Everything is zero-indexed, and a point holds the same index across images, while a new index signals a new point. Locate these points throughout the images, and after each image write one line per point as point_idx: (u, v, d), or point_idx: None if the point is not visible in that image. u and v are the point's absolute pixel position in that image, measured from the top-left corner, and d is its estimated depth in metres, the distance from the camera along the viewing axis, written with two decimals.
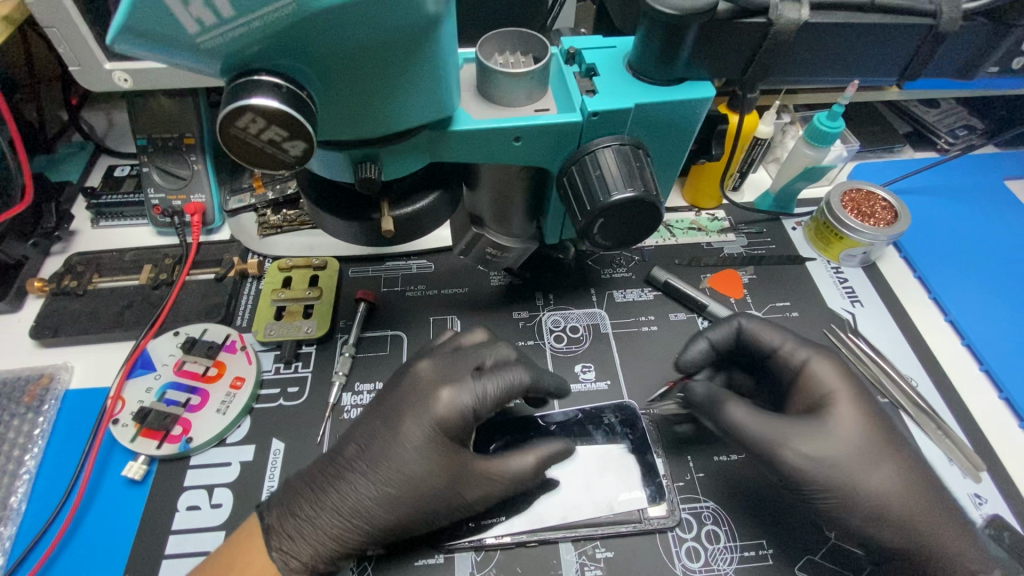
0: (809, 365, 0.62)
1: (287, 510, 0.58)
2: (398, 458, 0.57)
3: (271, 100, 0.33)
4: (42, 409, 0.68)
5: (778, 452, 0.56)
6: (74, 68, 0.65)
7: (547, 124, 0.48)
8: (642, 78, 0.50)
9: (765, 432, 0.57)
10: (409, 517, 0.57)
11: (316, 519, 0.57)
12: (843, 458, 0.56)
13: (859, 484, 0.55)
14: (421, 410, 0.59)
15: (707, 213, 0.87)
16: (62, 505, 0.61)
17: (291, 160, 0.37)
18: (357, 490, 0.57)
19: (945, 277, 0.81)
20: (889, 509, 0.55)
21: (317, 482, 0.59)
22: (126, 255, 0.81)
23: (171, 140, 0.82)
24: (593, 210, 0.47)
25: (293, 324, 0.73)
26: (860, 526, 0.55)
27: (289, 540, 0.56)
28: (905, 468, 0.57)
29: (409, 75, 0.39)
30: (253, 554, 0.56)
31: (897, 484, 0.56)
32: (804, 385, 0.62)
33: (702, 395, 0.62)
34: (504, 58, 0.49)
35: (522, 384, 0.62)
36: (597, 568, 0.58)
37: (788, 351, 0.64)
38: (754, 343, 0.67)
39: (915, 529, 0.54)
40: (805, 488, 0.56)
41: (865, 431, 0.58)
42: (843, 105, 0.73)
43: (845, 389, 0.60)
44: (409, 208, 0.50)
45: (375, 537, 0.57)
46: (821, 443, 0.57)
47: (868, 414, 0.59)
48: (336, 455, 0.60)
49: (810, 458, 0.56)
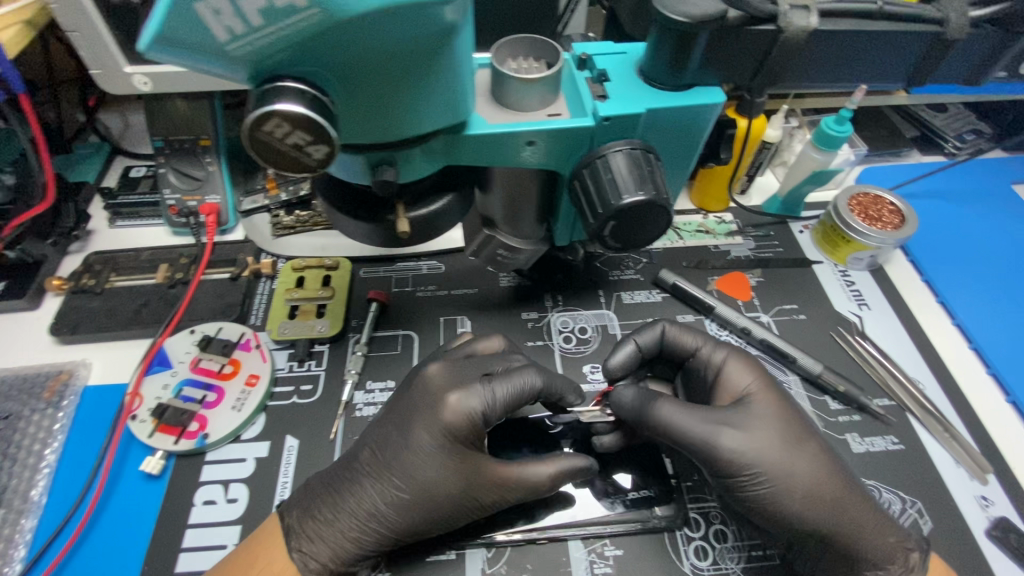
0: (727, 365, 0.65)
1: (306, 511, 0.59)
2: (413, 463, 0.58)
3: (295, 105, 0.34)
4: (61, 405, 0.70)
5: (716, 443, 0.57)
6: (95, 71, 0.66)
7: (560, 129, 0.49)
8: (652, 84, 0.51)
9: (699, 426, 0.58)
10: (427, 521, 0.58)
11: (335, 522, 0.58)
12: (769, 446, 0.57)
13: (787, 470, 0.57)
14: (433, 416, 0.59)
15: (714, 216, 0.88)
16: (83, 498, 0.63)
17: (314, 164, 0.39)
18: (373, 493, 0.58)
19: (952, 281, 0.81)
20: (817, 494, 0.56)
21: (335, 485, 0.60)
22: (142, 255, 0.82)
23: (186, 142, 0.83)
24: (605, 213, 0.48)
25: (307, 323, 0.75)
26: (796, 512, 0.56)
27: (309, 542, 0.58)
28: (823, 453, 0.59)
29: (426, 81, 0.40)
30: (271, 551, 0.57)
31: (820, 468, 0.57)
32: (723, 383, 0.64)
33: (629, 400, 0.62)
34: (517, 63, 0.50)
35: (533, 389, 0.62)
36: (606, 565, 0.59)
37: (707, 351, 0.66)
38: (678, 346, 0.68)
39: (841, 511, 0.56)
40: (739, 478, 0.56)
41: (784, 420, 0.60)
42: (851, 110, 0.73)
43: (761, 382, 0.63)
44: (424, 210, 0.52)
45: (393, 540, 0.58)
46: (748, 433, 0.58)
47: (785, 404, 0.61)
48: (353, 461, 0.61)
49: (743, 449, 0.57)
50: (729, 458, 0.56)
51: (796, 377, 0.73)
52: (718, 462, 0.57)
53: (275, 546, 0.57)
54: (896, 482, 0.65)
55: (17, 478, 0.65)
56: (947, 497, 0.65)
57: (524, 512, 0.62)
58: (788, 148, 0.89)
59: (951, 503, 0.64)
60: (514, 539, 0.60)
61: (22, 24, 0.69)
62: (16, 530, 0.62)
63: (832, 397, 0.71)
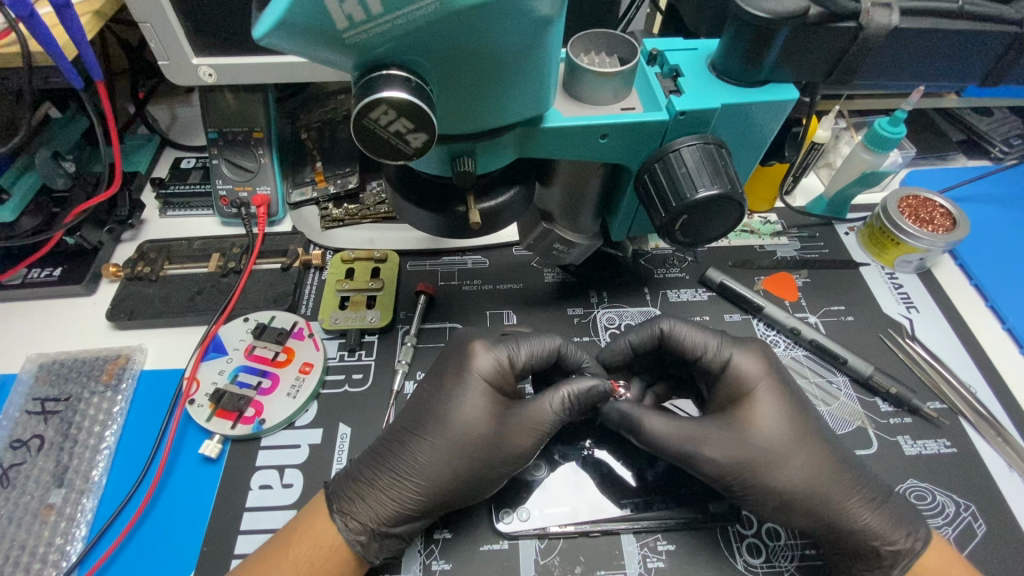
0: (733, 362, 0.62)
1: (352, 478, 0.60)
2: (446, 414, 0.60)
3: (401, 92, 0.35)
4: (120, 387, 0.71)
5: (711, 456, 0.57)
6: (163, 62, 0.68)
7: (634, 122, 0.50)
8: (726, 79, 0.52)
9: (683, 441, 0.58)
10: (468, 468, 0.58)
11: (377, 482, 0.59)
12: (754, 458, 0.57)
13: (786, 473, 0.57)
14: (462, 367, 0.62)
15: (759, 216, 0.88)
16: (144, 478, 0.64)
17: (411, 152, 0.40)
18: (410, 449, 0.60)
19: (1003, 286, 0.80)
20: (794, 502, 0.57)
21: (379, 450, 0.61)
22: (194, 244, 0.84)
23: (239, 134, 0.84)
24: (678, 206, 0.49)
25: (357, 313, 0.76)
26: (768, 517, 0.58)
27: (350, 503, 0.58)
28: (813, 463, 0.58)
29: (516, 74, 0.40)
30: (313, 521, 0.58)
31: (804, 479, 0.57)
32: (725, 386, 0.62)
33: (617, 417, 0.61)
34: (590, 58, 0.51)
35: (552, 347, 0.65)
36: (659, 560, 0.59)
37: (712, 354, 0.63)
38: (676, 344, 0.64)
39: (820, 516, 0.57)
40: (733, 484, 0.57)
41: (778, 428, 0.59)
42: (906, 111, 0.73)
43: (763, 388, 0.61)
44: (493, 202, 0.52)
45: (434, 494, 0.58)
46: (732, 447, 0.58)
47: (790, 406, 0.60)
48: (394, 425, 0.62)
49: (724, 464, 0.57)
50: (710, 470, 0.57)
51: (845, 378, 0.73)
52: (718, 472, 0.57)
53: (315, 516, 0.58)
54: (948, 484, 0.65)
55: (78, 459, 0.66)
56: (1001, 501, 0.64)
57: (576, 503, 0.62)
58: (835, 150, 0.89)
59: (1003, 506, 0.64)
60: (567, 531, 0.60)
61: (92, 15, 0.71)
62: (77, 509, 0.63)
63: (883, 399, 0.71)
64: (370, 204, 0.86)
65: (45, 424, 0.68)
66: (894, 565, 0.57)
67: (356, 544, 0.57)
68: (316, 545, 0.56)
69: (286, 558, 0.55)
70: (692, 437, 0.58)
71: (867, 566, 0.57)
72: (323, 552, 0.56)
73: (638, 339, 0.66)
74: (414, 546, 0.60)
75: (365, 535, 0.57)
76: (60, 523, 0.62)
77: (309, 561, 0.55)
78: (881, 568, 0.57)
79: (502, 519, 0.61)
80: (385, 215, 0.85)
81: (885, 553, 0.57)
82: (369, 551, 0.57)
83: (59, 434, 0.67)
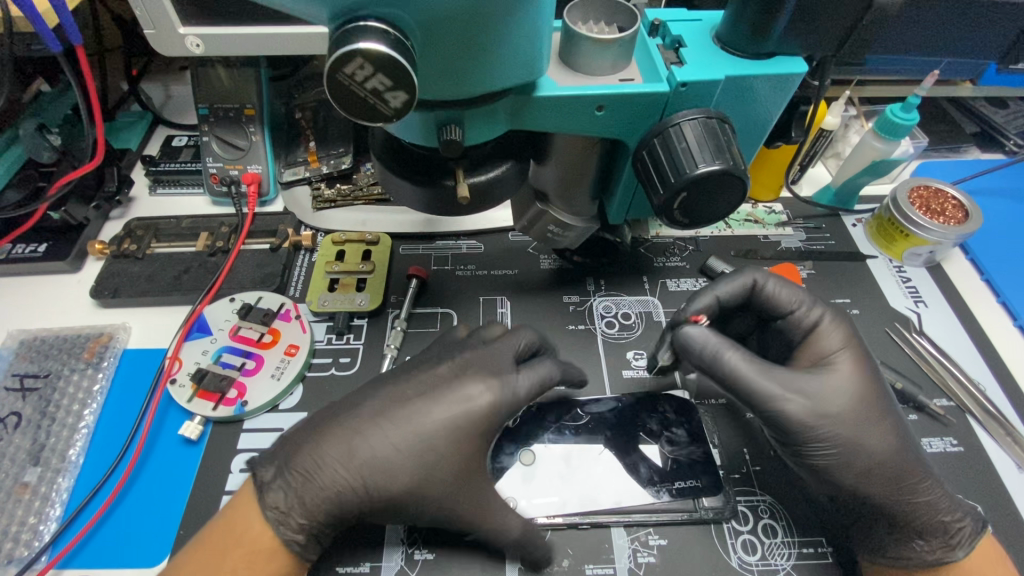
0: (819, 327, 0.61)
1: (284, 466, 0.54)
2: (427, 431, 0.55)
3: (379, 45, 0.34)
4: (101, 365, 0.69)
5: (793, 413, 0.54)
6: (148, 31, 0.64)
7: (633, 94, 0.47)
8: (731, 52, 0.50)
9: (771, 391, 0.55)
10: (431, 496, 0.54)
11: (316, 478, 0.53)
12: (843, 418, 0.55)
13: (863, 441, 0.55)
14: (462, 390, 0.56)
15: (764, 205, 0.85)
16: (121, 459, 0.62)
17: (389, 113, 0.38)
18: (374, 453, 0.54)
19: (1016, 281, 0.78)
20: (875, 470, 0.54)
21: (320, 437, 0.55)
22: (182, 222, 0.81)
23: (231, 111, 0.82)
24: (677, 183, 0.47)
25: (346, 296, 0.74)
26: (849, 482, 0.55)
27: (284, 497, 0.53)
28: (897, 429, 0.56)
29: (503, 36, 0.39)
30: (248, 521, 0.52)
31: (890, 446, 0.55)
32: (809, 345, 0.60)
33: (699, 343, 0.56)
34: (588, 26, 0.49)
35: (552, 380, 0.61)
36: (650, 555, 0.57)
37: (802, 313, 0.62)
38: (768, 302, 0.62)
39: (897, 487, 0.55)
40: (810, 445, 0.55)
41: (865, 390, 0.57)
42: (920, 96, 0.70)
43: (848, 350, 0.59)
44: (482, 177, 0.50)
45: (383, 504, 0.54)
46: (821, 403, 0.55)
47: (872, 373, 0.58)
48: (334, 409, 0.57)
49: (808, 418, 0.54)
50: (799, 422, 0.54)
51: None
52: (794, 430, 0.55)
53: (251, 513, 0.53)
54: (954, 484, 0.62)
55: (55, 437, 0.64)
56: (1009, 504, 0.61)
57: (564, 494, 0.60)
58: (842, 139, 0.85)
59: (1011, 510, 0.61)
60: (555, 524, 0.58)
61: None
62: (52, 489, 0.61)
63: None
64: (364, 185, 0.84)
65: (23, 401, 0.66)
66: (959, 545, 0.54)
67: (293, 544, 0.52)
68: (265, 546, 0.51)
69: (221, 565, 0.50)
70: (778, 387, 0.54)
71: (925, 547, 0.55)
72: (263, 556, 0.51)
73: (728, 292, 0.62)
74: (397, 534, 0.58)
75: (304, 534, 0.53)
76: (34, 502, 0.60)
77: (249, 565, 0.51)
78: (945, 548, 0.54)
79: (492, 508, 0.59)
80: (379, 197, 0.83)
81: (952, 529, 0.54)
82: (308, 550, 0.53)
83: (37, 411, 0.66)
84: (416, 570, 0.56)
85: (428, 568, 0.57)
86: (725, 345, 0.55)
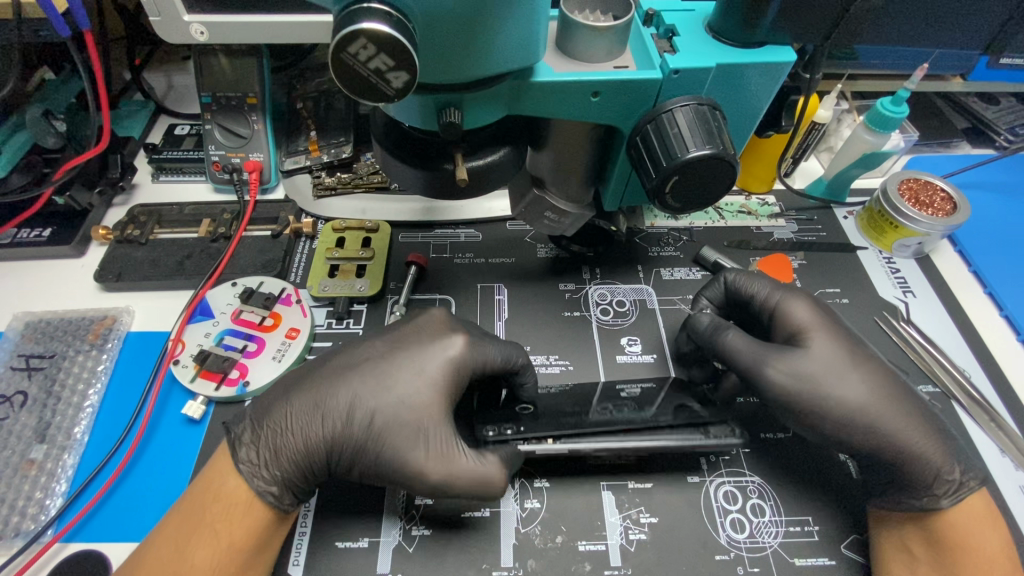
0: (781, 307, 0.65)
1: (258, 421, 0.57)
2: (405, 393, 0.58)
3: (383, 25, 0.36)
4: (105, 347, 0.71)
5: (762, 372, 0.60)
6: (154, 18, 0.65)
7: (626, 80, 0.49)
8: (723, 40, 0.52)
9: (750, 357, 0.61)
10: (396, 448, 0.55)
11: (286, 428, 0.56)
12: (815, 375, 0.59)
13: (836, 394, 0.58)
14: (427, 347, 0.60)
15: (757, 197, 0.86)
16: (125, 438, 0.63)
17: (392, 92, 0.40)
18: (339, 403, 0.57)
19: (1002, 272, 0.79)
20: (855, 419, 0.58)
21: (293, 391, 0.58)
22: (185, 209, 0.83)
23: (234, 99, 0.83)
24: (669, 166, 0.49)
25: (346, 282, 0.75)
26: (830, 432, 0.58)
27: (255, 449, 0.55)
28: (868, 379, 0.59)
29: (501, 18, 0.40)
30: (224, 477, 0.54)
31: (863, 395, 0.58)
32: (779, 321, 0.65)
33: (705, 324, 0.65)
34: (585, 14, 0.50)
35: (519, 363, 0.65)
36: (641, 532, 0.59)
37: (765, 296, 0.67)
38: (744, 293, 0.68)
39: (880, 433, 0.57)
40: (788, 404, 0.59)
41: (835, 349, 0.61)
42: (909, 89, 0.72)
43: (817, 319, 0.63)
44: (481, 161, 0.51)
45: (351, 455, 0.56)
46: (795, 365, 0.59)
47: (839, 336, 0.62)
48: (303, 374, 0.60)
49: (786, 380, 0.59)
50: (772, 381, 0.59)
51: None
52: (767, 387, 0.59)
53: (226, 472, 0.55)
54: None
55: (60, 416, 0.65)
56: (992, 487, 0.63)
57: (560, 424, 0.59)
58: (836, 132, 0.88)
59: (996, 493, 0.62)
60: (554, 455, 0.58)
61: None
62: (58, 465, 0.62)
63: None
64: (364, 174, 0.85)
65: (29, 380, 0.68)
66: (943, 495, 0.55)
67: (268, 496, 0.54)
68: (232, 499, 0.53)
69: (201, 520, 0.52)
70: (754, 354, 0.61)
71: (915, 494, 0.56)
72: (240, 508, 0.53)
73: (713, 294, 0.70)
74: (394, 511, 0.60)
75: (278, 486, 0.54)
76: (40, 478, 0.61)
77: (228, 518, 0.52)
78: (932, 496, 0.56)
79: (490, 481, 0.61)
80: (379, 185, 0.84)
81: (942, 480, 0.56)
82: (283, 501, 0.55)
83: (43, 390, 0.67)
84: (413, 546, 0.58)
85: (424, 544, 0.58)
86: (722, 325, 0.64)
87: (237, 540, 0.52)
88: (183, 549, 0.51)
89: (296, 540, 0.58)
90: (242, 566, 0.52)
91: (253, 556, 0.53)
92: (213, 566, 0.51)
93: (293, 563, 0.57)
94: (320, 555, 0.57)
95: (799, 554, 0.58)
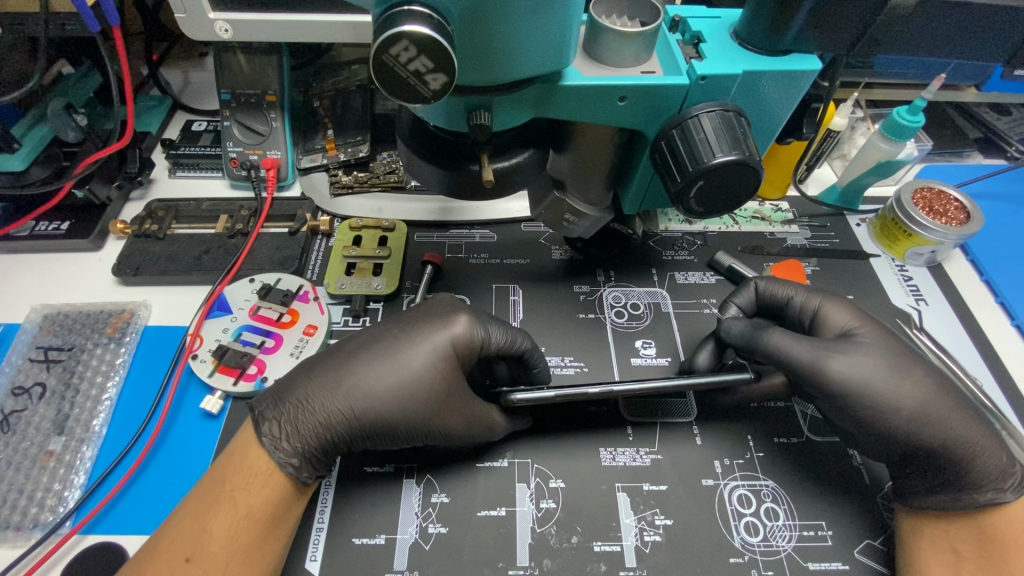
0: (822, 310, 0.66)
1: (278, 398, 0.56)
2: (419, 369, 0.58)
3: (422, 27, 0.36)
4: (123, 341, 0.71)
5: (827, 368, 0.59)
6: (179, 15, 0.65)
7: (653, 85, 0.50)
8: (748, 47, 0.53)
9: (811, 356, 0.60)
10: (415, 416, 0.57)
11: (308, 403, 0.56)
12: (880, 373, 0.59)
13: (894, 393, 0.58)
14: (438, 329, 0.60)
15: (770, 203, 0.87)
16: (144, 430, 0.64)
17: (428, 94, 0.40)
18: (358, 378, 0.57)
19: (1014, 282, 0.80)
20: (926, 412, 0.57)
21: (314, 368, 0.58)
22: (202, 205, 0.83)
23: (253, 96, 0.83)
24: (696, 170, 0.49)
25: (363, 280, 0.76)
26: (902, 429, 0.57)
27: (279, 424, 0.55)
28: (928, 376, 0.59)
29: (536, 21, 0.41)
30: (247, 449, 0.55)
31: (922, 394, 0.58)
32: (828, 325, 0.65)
33: (738, 338, 0.65)
34: (612, 19, 0.51)
35: (523, 347, 0.65)
36: (656, 534, 0.59)
37: (801, 301, 0.68)
38: (773, 300, 0.69)
39: (946, 431, 0.57)
40: (854, 405, 0.58)
41: (892, 348, 0.61)
42: (926, 99, 0.73)
43: (869, 323, 0.64)
44: (506, 162, 0.52)
45: (368, 428, 0.57)
46: (859, 364, 0.59)
47: (890, 335, 0.62)
48: (314, 359, 0.60)
49: (856, 379, 0.58)
50: (837, 383, 0.58)
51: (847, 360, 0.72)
52: (828, 385, 0.59)
53: (248, 440, 0.55)
54: None
55: (79, 408, 0.66)
56: None
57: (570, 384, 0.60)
58: (849, 140, 0.88)
59: None
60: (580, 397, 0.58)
61: None
62: (76, 457, 0.63)
63: None
64: (380, 173, 0.85)
65: (47, 372, 0.68)
66: (1008, 487, 0.55)
67: (288, 467, 0.54)
68: (251, 471, 0.54)
69: (221, 490, 0.53)
70: (823, 356, 0.59)
71: (978, 489, 0.55)
72: (258, 479, 0.53)
73: (744, 300, 0.70)
74: (412, 507, 0.60)
75: (298, 458, 0.54)
76: (58, 469, 0.62)
77: (246, 489, 0.53)
78: (997, 489, 0.55)
79: (505, 480, 0.62)
80: (394, 184, 0.85)
81: (1005, 473, 0.56)
82: (302, 473, 0.55)
83: (61, 382, 0.67)
84: (429, 544, 0.58)
85: (440, 542, 0.58)
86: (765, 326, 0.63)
87: (254, 510, 0.52)
88: (201, 518, 0.52)
89: (312, 535, 0.58)
90: (259, 537, 0.53)
91: (268, 528, 0.53)
92: (230, 537, 0.52)
93: (311, 558, 0.57)
94: (336, 552, 0.57)
95: (813, 558, 0.58)
